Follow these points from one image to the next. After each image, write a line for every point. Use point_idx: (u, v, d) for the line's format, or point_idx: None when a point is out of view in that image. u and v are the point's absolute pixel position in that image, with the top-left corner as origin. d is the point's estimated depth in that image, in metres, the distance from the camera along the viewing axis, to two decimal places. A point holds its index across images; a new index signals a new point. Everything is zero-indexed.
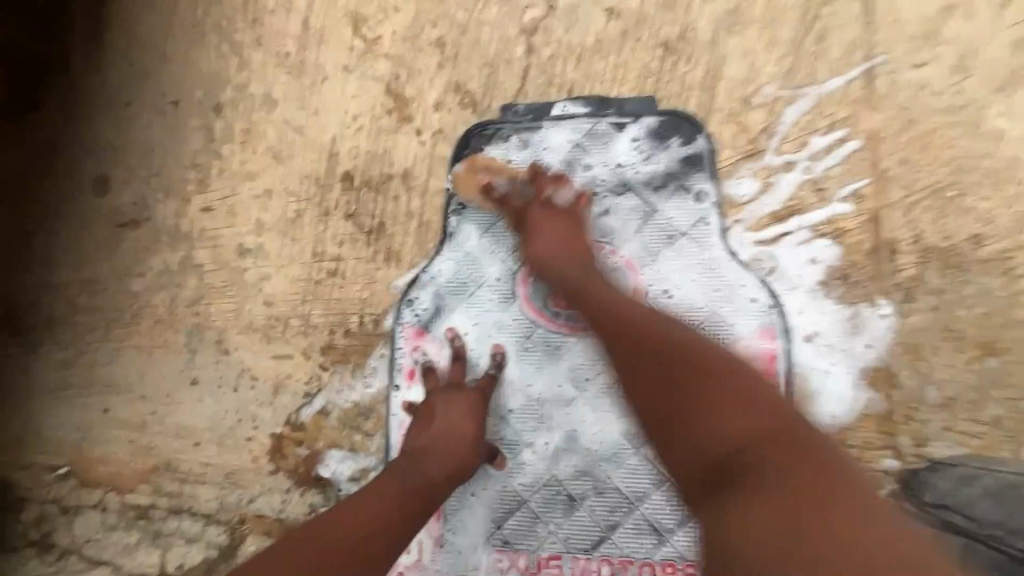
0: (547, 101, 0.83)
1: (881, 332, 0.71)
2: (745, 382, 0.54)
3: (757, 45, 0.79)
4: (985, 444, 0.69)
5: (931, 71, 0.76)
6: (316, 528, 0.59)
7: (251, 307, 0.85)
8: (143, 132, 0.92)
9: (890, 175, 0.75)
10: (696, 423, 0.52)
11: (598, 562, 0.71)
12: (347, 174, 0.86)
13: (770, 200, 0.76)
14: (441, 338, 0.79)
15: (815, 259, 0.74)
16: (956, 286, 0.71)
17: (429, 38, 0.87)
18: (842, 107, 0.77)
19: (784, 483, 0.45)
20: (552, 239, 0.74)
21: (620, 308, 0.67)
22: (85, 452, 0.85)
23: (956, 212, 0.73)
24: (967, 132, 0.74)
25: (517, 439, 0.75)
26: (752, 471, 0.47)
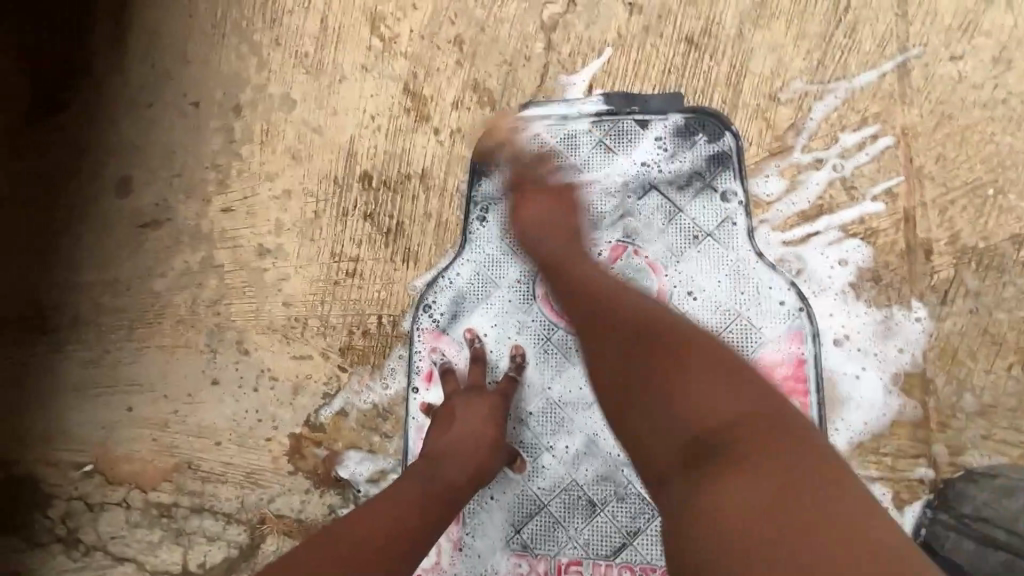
0: (568, 100, 0.81)
1: (916, 337, 0.69)
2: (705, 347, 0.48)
3: (785, 39, 0.77)
4: None
5: (969, 63, 0.73)
6: (336, 532, 0.55)
7: (270, 307, 0.85)
8: (163, 133, 0.92)
9: (925, 172, 0.72)
10: (664, 401, 0.45)
11: (619, 569, 0.70)
12: (366, 174, 0.85)
13: (799, 199, 0.74)
14: (460, 340, 0.79)
15: (845, 260, 0.72)
16: (995, 288, 0.68)
17: (448, 35, 0.86)
18: (874, 102, 0.74)
19: (767, 475, 0.39)
20: (542, 222, 0.72)
21: (596, 282, 0.61)
22: (110, 450, 0.86)
23: (996, 211, 0.70)
24: (1007, 127, 0.71)
25: (536, 442, 0.74)
26: (727, 451, 0.41)
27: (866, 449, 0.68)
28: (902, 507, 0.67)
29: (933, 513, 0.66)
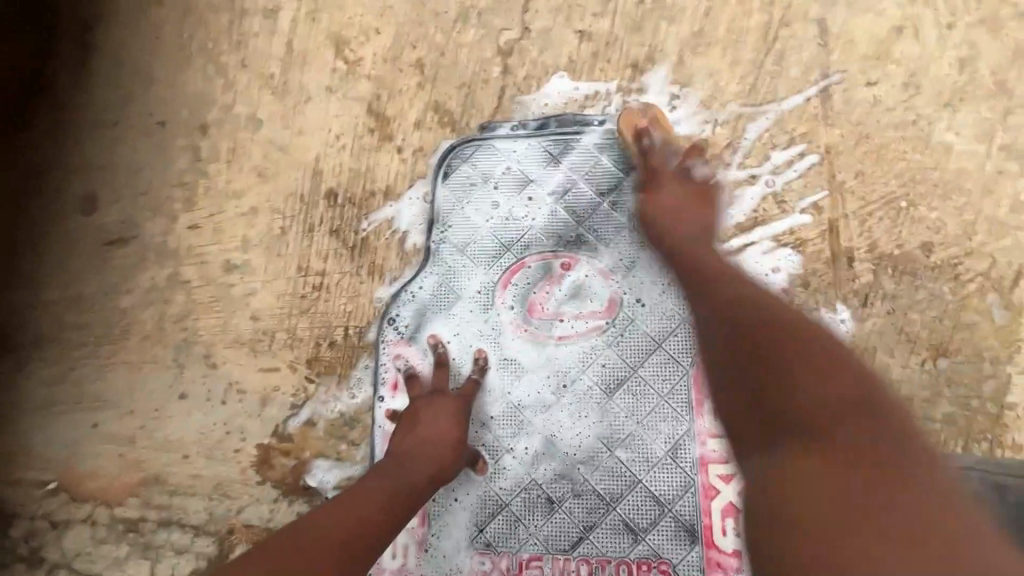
0: (523, 119, 0.86)
1: (840, 337, 0.75)
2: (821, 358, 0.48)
3: (721, 65, 0.84)
4: (938, 440, 0.72)
5: (882, 88, 0.81)
6: (293, 536, 0.59)
7: (238, 321, 0.87)
8: (130, 152, 0.94)
9: (846, 187, 0.79)
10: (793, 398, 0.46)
11: (577, 562, 0.74)
12: (331, 192, 0.89)
13: (735, 212, 0.80)
14: (424, 346, 0.82)
15: (778, 268, 0.78)
16: (910, 291, 0.76)
17: (410, 59, 0.90)
18: (801, 123, 0.81)
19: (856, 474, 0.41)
20: (669, 211, 0.73)
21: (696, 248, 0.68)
22: (75, 467, 0.86)
23: (908, 221, 0.77)
24: (917, 145, 0.79)
25: (498, 444, 0.78)
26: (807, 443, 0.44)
27: None
28: None
29: None
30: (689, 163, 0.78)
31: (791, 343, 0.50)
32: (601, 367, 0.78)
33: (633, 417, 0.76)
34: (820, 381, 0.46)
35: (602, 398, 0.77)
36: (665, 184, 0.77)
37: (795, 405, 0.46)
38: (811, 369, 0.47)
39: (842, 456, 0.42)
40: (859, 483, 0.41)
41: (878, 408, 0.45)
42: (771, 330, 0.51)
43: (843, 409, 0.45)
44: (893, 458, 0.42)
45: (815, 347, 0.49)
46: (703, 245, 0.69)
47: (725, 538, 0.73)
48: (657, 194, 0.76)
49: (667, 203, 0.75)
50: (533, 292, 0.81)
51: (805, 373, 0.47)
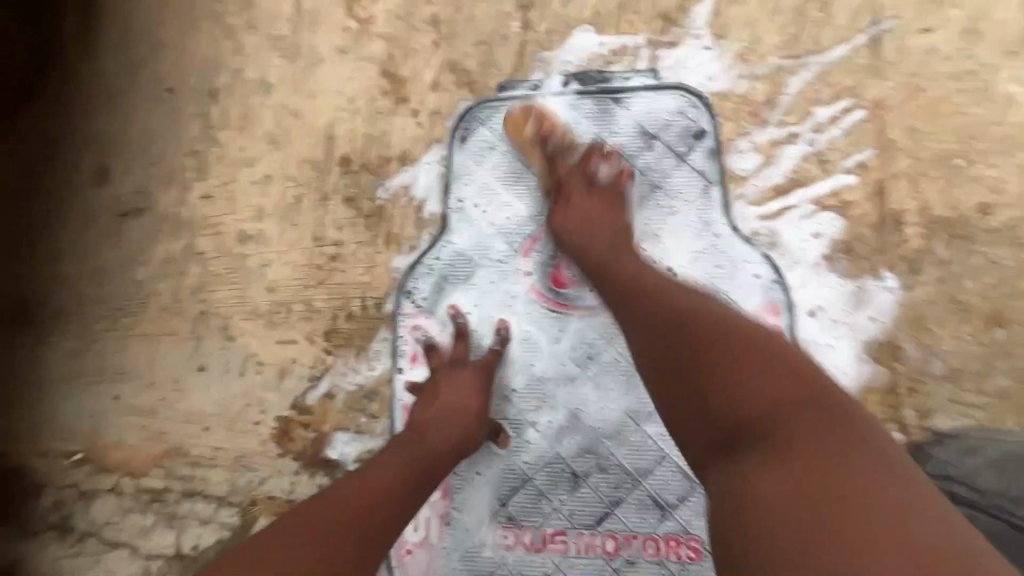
0: (544, 77, 0.81)
1: (886, 306, 0.71)
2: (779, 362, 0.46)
3: (760, 14, 0.77)
4: (990, 415, 0.68)
5: (940, 35, 0.74)
6: (306, 509, 0.57)
7: (254, 293, 0.86)
8: (140, 121, 0.91)
9: (896, 144, 0.73)
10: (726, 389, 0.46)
11: (602, 537, 0.72)
12: (345, 158, 0.85)
13: (773, 173, 0.75)
14: (443, 318, 0.80)
15: (818, 233, 0.73)
16: (964, 257, 0.70)
17: (424, 15, 0.85)
18: (847, 75, 0.75)
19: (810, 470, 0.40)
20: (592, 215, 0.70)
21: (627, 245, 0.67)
22: (100, 438, 0.86)
23: (964, 181, 0.71)
24: (977, 98, 0.72)
25: (520, 417, 0.75)
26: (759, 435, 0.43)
27: None
28: None
29: None
30: (585, 166, 0.74)
31: (723, 346, 0.48)
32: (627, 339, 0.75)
33: None
34: (754, 379, 0.45)
35: (629, 372, 0.74)
36: (586, 193, 0.73)
37: (724, 405, 0.45)
38: (744, 367, 0.46)
39: (774, 451, 0.42)
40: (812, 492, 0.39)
41: (814, 402, 0.44)
42: (704, 329, 0.50)
43: (774, 405, 0.44)
44: (836, 432, 0.42)
45: (755, 347, 0.48)
46: (626, 252, 0.67)
47: None
48: (573, 203, 0.72)
49: (587, 214, 0.71)
50: (555, 261, 0.78)
51: (746, 372, 0.46)
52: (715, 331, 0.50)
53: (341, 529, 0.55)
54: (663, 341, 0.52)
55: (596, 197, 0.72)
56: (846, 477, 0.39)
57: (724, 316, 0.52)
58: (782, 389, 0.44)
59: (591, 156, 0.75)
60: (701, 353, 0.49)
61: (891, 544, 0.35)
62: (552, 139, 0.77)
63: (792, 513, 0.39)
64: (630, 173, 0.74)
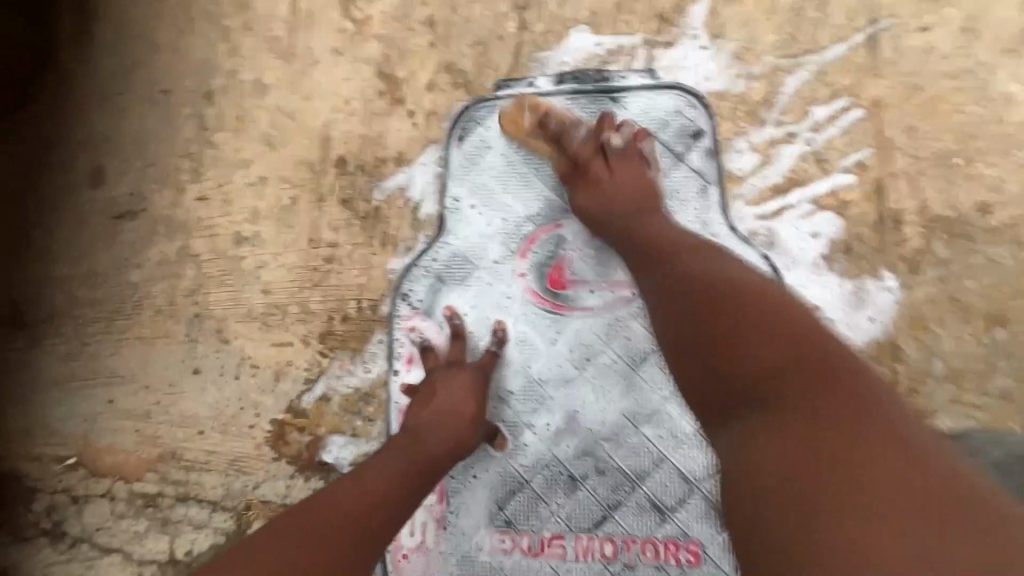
0: (540, 77, 0.81)
1: (886, 306, 0.70)
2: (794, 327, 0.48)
3: (757, 14, 0.77)
4: (991, 416, 0.67)
5: (937, 34, 0.73)
6: (298, 519, 0.55)
7: (249, 295, 0.85)
8: (135, 122, 0.91)
9: (894, 144, 0.73)
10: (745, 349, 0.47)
11: (600, 540, 0.71)
12: (341, 159, 0.85)
13: (771, 173, 0.75)
14: (440, 319, 0.79)
15: (817, 233, 0.73)
16: (964, 256, 0.70)
17: (420, 16, 0.85)
18: (845, 74, 0.74)
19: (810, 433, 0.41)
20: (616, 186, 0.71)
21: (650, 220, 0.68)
22: (93, 442, 0.86)
23: (963, 180, 0.71)
24: (975, 97, 0.72)
25: (517, 420, 0.74)
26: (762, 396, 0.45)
27: None
28: None
29: None
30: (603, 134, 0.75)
31: (739, 310, 0.50)
32: (625, 340, 0.74)
33: (660, 392, 0.72)
34: (770, 342, 0.47)
35: (627, 373, 0.73)
36: (608, 158, 0.73)
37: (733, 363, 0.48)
38: (759, 333, 0.48)
39: (784, 408, 0.43)
40: (823, 451, 0.40)
41: (827, 362, 0.45)
42: (721, 297, 0.52)
43: (792, 365, 0.45)
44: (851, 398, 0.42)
45: (772, 311, 0.49)
46: (651, 214, 0.69)
47: None
48: (593, 170, 0.73)
49: (605, 183, 0.72)
50: (553, 261, 0.77)
51: (763, 336, 0.48)
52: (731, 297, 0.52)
53: (333, 535, 0.54)
54: (682, 310, 0.54)
55: (622, 158, 0.73)
56: (856, 433, 0.40)
57: (739, 284, 0.53)
58: (796, 353, 0.46)
59: (605, 126, 0.75)
60: (719, 318, 0.51)
61: (901, 501, 0.37)
62: (552, 120, 0.77)
63: (805, 470, 0.40)
64: (644, 136, 0.75)
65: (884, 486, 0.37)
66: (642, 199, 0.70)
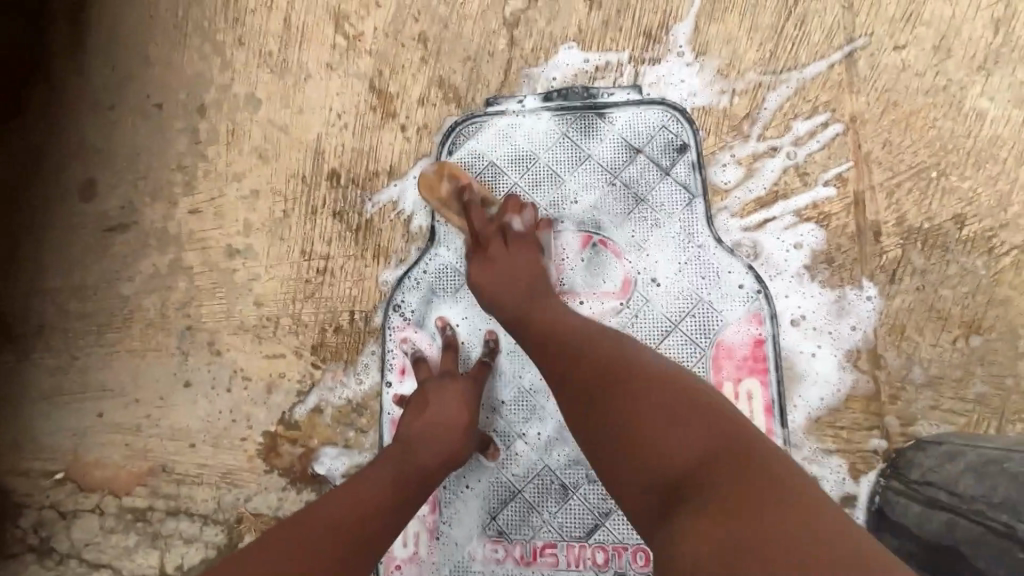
0: (530, 92, 0.83)
1: (867, 315, 0.72)
2: (696, 407, 0.48)
3: (739, 32, 0.80)
4: (970, 421, 0.69)
5: (911, 52, 0.76)
6: (292, 533, 0.55)
7: (241, 307, 0.85)
8: (128, 136, 0.91)
9: (873, 157, 0.75)
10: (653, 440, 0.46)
11: (592, 549, 0.72)
12: (334, 172, 0.86)
13: (755, 186, 0.77)
14: (432, 330, 0.80)
15: (800, 244, 0.75)
16: (940, 266, 0.72)
17: (412, 32, 0.86)
18: (824, 91, 0.77)
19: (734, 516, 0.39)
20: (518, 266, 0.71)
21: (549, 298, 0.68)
22: (82, 456, 0.85)
23: (939, 192, 0.73)
24: (948, 112, 0.75)
25: (509, 430, 0.75)
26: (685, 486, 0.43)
27: (821, 422, 0.71)
28: (858, 477, 0.70)
29: (885, 481, 0.68)
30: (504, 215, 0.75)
31: (641, 391, 0.50)
32: None
33: None
34: (677, 423, 0.46)
35: None
36: (506, 241, 0.74)
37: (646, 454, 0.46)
38: (661, 415, 0.48)
39: (699, 493, 0.42)
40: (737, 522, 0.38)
41: (727, 440, 0.44)
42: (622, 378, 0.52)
43: (688, 451, 0.44)
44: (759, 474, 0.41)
45: (675, 392, 0.49)
46: (545, 295, 0.69)
47: None
48: (494, 253, 0.73)
49: (508, 265, 0.72)
50: None
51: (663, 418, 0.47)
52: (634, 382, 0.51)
53: (328, 545, 0.54)
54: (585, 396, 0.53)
55: (522, 240, 0.74)
56: (757, 505, 0.39)
57: (643, 367, 0.53)
58: (693, 426, 0.46)
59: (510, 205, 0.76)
60: (619, 404, 0.50)
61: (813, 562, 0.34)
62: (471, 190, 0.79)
63: (725, 551, 0.37)
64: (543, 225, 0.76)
65: (792, 549, 0.35)
66: (538, 278, 0.70)
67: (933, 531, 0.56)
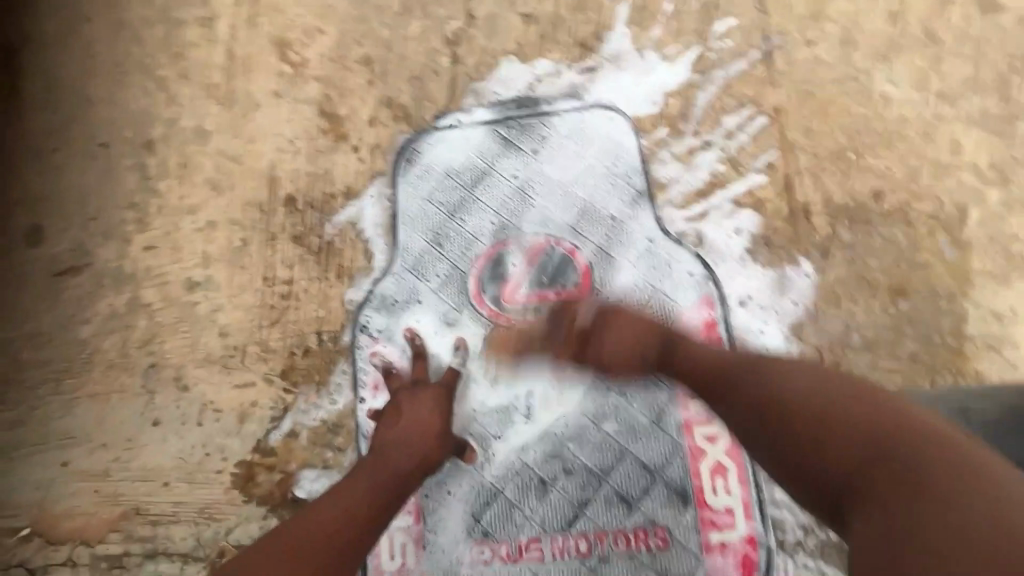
0: (476, 105, 0.86)
1: (806, 290, 0.78)
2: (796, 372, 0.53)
3: (666, 37, 0.85)
4: (906, 377, 0.75)
5: (821, 46, 0.83)
6: (252, 566, 0.55)
7: (207, 339, 0.85)
8: (75, 177, 0.90)
9: (797, 144, 0.81)
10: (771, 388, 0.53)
11: (575, 538, 0.74)
12: (290, 197, 0.87)
13: (694, 179, 0.82)
14: (402, 341, 0.81)
15: (740, 229, 0.80)
16: (866, 238, 0.78)
17: (356, 57, 0.89)
18: (748, 86, 0.83)
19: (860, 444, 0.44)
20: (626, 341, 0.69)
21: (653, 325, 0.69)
22: (50, 509, 0.82)
23: (858, 171, 0.80)
24: (859, 99, 0.81)
25: (485, 432, 0.77)
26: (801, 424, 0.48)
27: None
28: None
29: None
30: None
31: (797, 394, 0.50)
32: None
33: (616, 389, 0.77)
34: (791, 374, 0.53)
35: (583, 375, 0.78)
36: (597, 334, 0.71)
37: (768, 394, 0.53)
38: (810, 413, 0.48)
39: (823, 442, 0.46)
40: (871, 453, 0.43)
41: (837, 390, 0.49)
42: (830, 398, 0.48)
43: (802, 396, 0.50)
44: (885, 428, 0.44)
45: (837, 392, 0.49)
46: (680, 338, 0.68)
47: (715, 497, 0.74)
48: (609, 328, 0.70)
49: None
50: (504, 278, 0.81)
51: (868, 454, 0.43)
52: (837, 402, 0.48)
53: (312, 548, 0.56)
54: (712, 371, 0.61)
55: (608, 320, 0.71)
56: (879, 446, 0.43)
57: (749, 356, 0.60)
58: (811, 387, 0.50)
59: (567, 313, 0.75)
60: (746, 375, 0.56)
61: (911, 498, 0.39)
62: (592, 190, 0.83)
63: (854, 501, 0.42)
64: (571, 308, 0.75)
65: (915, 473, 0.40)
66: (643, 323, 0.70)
67: None
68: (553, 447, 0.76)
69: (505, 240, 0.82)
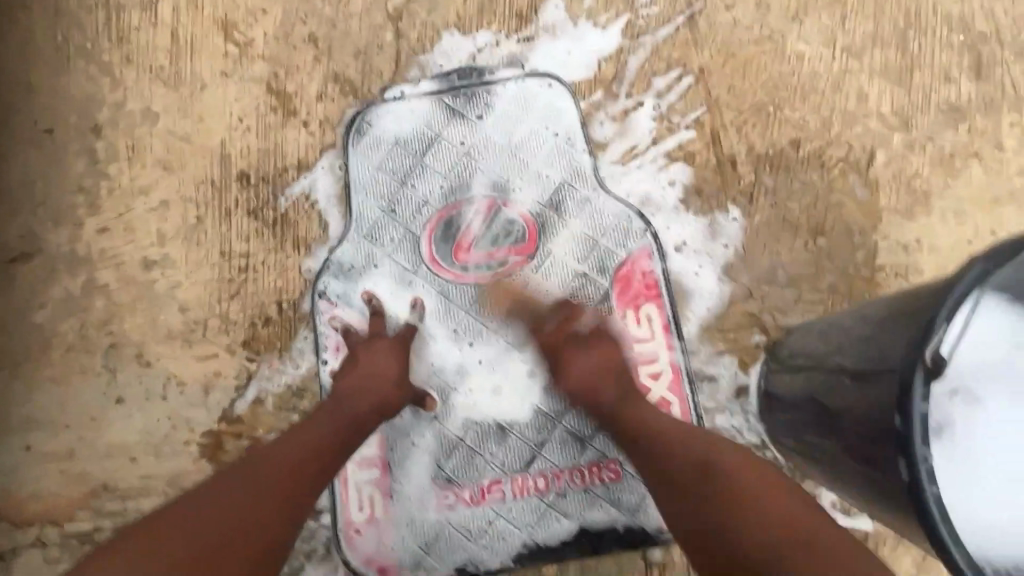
0: (419, 77, 0.90)
1: (735, 233, 0.84)
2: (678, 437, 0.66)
3: (597, 5, 0.90)
4: (826, 306, 0.82)
5: (739, 9, 0.89)
6: (216, 490, 0.58)
7: (166, 315, 0.86)
8: (20, 165, 0.90)
9: (722, 101, 0.87)
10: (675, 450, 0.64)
11: (534, 477, 0.79)
12: (243, 174, 0.89)
13: (630, 137, 0.87)
14: (360, 304, 0.85)
15: (673, 181, 0.86)
16: (787, 184, 0.85)
17: (301, 34, 0.91)
18: (675, 49, 0.89)
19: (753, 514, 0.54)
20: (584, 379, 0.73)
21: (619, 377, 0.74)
22: (14, 493, 0.82)
23: (778, 123, 0.86)
24: (775, 57, 0.88)
25: (444, 383, 0.81)
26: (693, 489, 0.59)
27: (711, 329, 0.83)
28: (747, 368, 0.83)
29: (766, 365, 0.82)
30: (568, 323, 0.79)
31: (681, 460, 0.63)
32: (529, 297, 0.83)
33: None
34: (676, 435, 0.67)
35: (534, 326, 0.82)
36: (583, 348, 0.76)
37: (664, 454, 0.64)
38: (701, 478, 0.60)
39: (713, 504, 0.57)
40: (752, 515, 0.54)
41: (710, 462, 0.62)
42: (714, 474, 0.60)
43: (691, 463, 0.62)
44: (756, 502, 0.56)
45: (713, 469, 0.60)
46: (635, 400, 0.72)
47: None
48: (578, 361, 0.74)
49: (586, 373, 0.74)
50: (455, 241, 0.85)
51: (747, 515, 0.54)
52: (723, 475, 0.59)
53: (274, 478, 0.60)
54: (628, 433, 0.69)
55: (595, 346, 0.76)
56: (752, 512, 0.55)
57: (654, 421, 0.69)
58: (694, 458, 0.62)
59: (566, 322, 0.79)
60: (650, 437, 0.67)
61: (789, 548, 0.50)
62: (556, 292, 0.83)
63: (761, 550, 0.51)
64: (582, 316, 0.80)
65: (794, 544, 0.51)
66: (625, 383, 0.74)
67: (797, 391, 0.71)
68: (509, 394, 0.81)
69: (452, 205, 0.86)
